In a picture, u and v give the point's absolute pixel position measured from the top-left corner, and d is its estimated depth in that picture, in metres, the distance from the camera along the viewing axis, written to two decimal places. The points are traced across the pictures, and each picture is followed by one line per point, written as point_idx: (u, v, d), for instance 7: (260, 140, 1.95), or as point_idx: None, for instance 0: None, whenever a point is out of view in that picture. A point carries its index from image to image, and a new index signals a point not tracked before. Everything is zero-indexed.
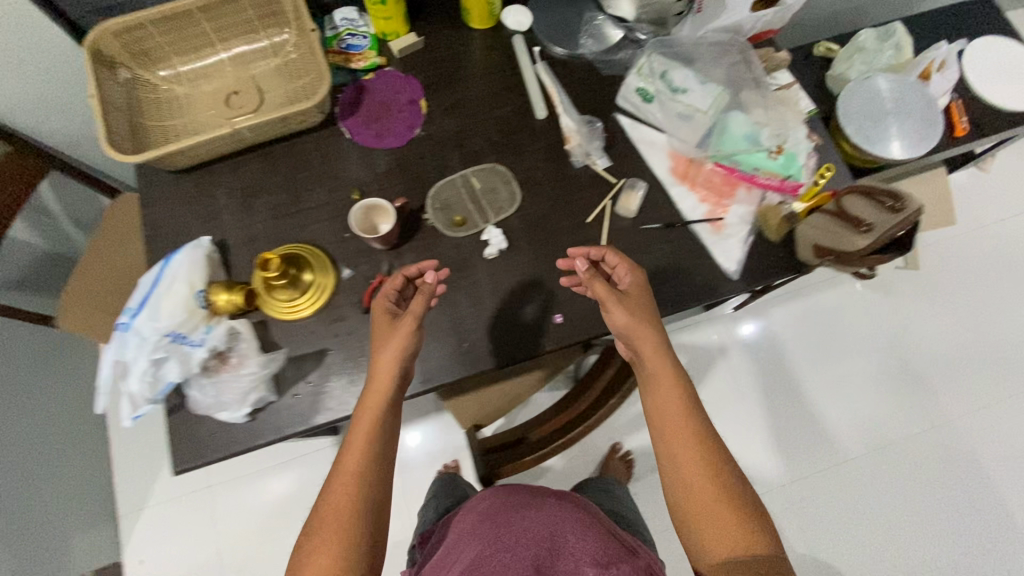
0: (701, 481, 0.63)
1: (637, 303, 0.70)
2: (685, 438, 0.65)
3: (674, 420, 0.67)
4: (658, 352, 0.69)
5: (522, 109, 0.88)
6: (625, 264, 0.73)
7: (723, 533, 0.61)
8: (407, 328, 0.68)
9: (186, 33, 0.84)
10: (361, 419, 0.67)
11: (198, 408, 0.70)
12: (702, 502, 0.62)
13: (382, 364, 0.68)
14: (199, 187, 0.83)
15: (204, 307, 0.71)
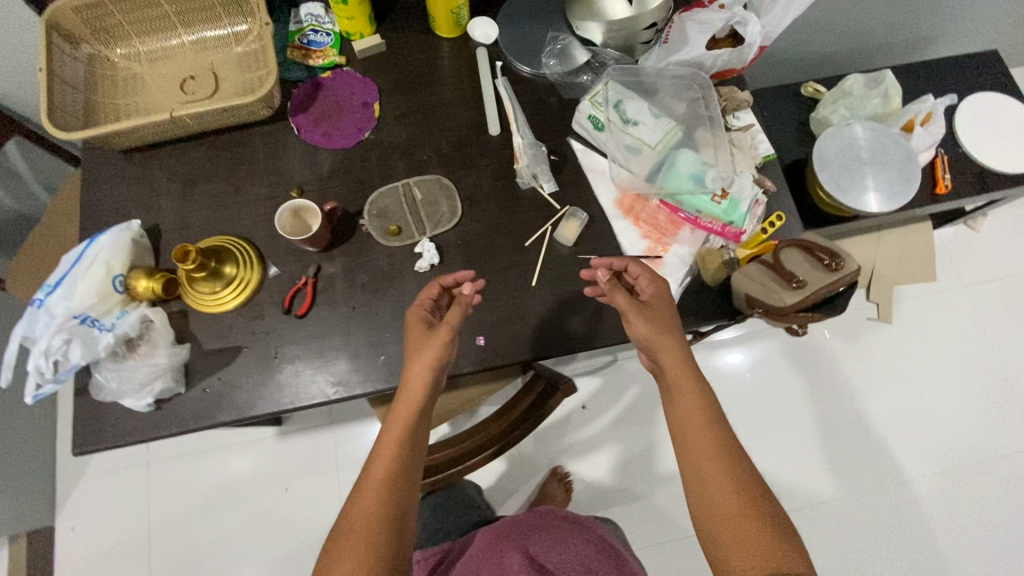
0: (734, 510, 0.61)
1: (659, 322, 0.70)
2: (714, 463, 0.64)
3: (702, 446, 0.65)
4: (684, 375, 0.68)
5: (477, 124, 0.87)
6: (655, 281, 0.72)
7: (753, 552, 0.59)
8: (442, 335, 0.68)
9: (146, 13, 0.84)
10: (393, 423, 0.67)
11: (103, 391, 0.70)
12: (734, 531, 0.60)
13: (415, 368, 0.68)
14: (141, 169, 0.82)
15: (121, 291, 0.72)
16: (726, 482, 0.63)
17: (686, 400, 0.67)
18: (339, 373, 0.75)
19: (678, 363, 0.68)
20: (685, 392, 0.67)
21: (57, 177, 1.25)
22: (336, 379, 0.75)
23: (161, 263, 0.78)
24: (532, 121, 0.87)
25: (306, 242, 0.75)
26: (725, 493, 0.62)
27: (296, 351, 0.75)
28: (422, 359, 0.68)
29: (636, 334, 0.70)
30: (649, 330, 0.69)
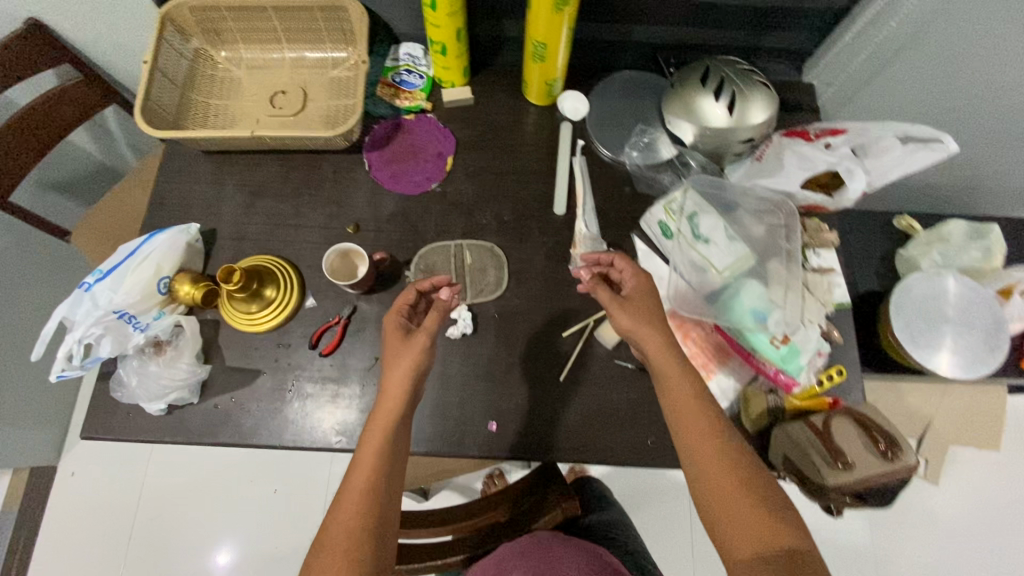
0: (740, 508, 0.54)
1: (648, 313, 0.66)
2: (710, 454, 0.58)
3: (698, 437, 0.59)
4: (669, 367, 0.63)
5: (543, 198, 0.85)
6: (641, 276, 0.69)
7: (753, 532, 0.53)
8: (419, 340, 0.67)
9: (256, 24, 0.87)
10: (371, 434, 0.63)
11: (123, 386, 0.71)
12: (743, 530, 0.53)
13: (392, 366, 0.66)
14: (216, 172, 0.85)
15: (163, 293, 0.73)
16: (727, 475, 0.56)
17: (674, 390, 0.62)
18: (344, 422, 0.73)
19: (665, 355, 0.64)
20: (674, 385, 0.63)
21: (145, 142, 1.31)
22: (339, 429, 0.73)
23: (208, 269, 0.79)
24: (600, 207, 0.84)
25: (346, 285, 0.75)
26: (730, 490, 0.56)
27: (309, 389, 0.74)
28: (407, 355, 0.66)
29: (621, 328, 0.67)
30: (631, 321, 0.66)
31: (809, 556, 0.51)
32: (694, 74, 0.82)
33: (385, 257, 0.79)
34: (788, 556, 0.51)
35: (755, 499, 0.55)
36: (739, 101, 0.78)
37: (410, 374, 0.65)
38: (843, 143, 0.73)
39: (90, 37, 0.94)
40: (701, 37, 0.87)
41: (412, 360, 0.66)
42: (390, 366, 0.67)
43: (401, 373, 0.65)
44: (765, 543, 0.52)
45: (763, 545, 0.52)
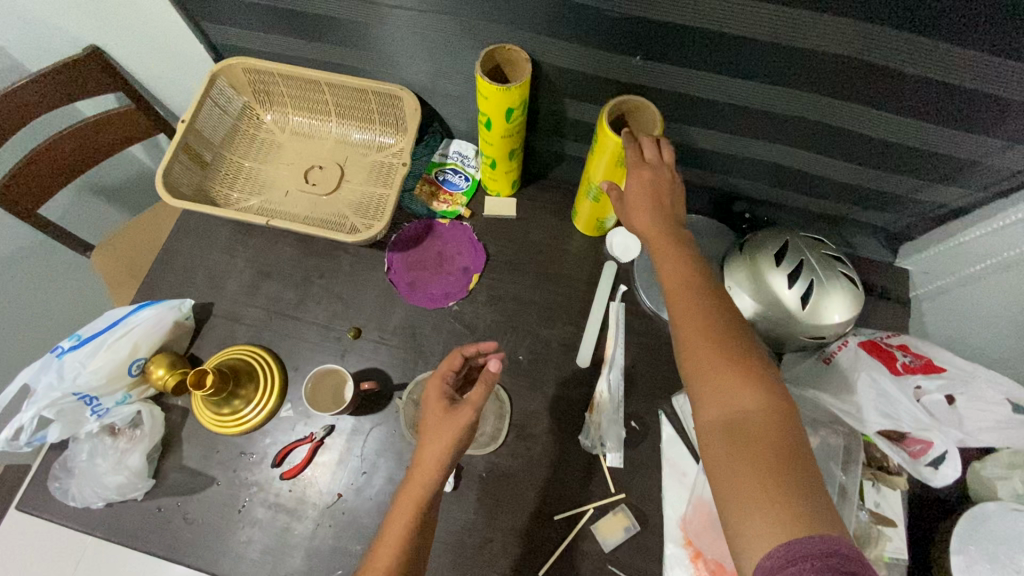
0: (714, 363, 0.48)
1: (649, 184, 0.57)
2: (692, 315, 0.51)
3: (683, 300, 0.52)
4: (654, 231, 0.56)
5: (567, 342, 0.75)
6: (639, 171, 0.57)
7: (728, 390, 0.46)
8: (463, 419, 0.54)
9: (308, 95, 0.82)
10: (397, 514, 0.51)
11: (67, 469, 0.66)
12: (715, 389, 0.47)
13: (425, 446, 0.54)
14: (230, 241, 0.80)
15: (133, 374, 0.67)
16: (706, 337, 0.49)
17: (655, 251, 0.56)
18: (289, 562, 0.64)
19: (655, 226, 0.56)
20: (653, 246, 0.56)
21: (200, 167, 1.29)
22: (279, 572, 0.64)
23: (193, 349, 0.73)
24: (628, 368, 0.73)
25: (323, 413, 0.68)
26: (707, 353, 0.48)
27: (260, 513, 0.66)
28: (457, 422, 0.54)
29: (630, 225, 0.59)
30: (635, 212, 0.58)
31: (777, 409, 0.45)
32: (769, 244, 0.70)
33: (376, 384, 0.71)
34: (764, 417, 0.45)
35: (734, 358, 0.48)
36: (818, 291, 0.66)
37: (445, 458, 0.53)
38: (938, 388, 0.60)
39: (148, 72, 0.92)
40: (782, 199, 0.77)
41: (440, 449, 0.53)
42: (427, 442, 0.54)
43: (435, 454, 0.53)
44: (736, 405, 0.46)
45: (734, 407, 0.46)
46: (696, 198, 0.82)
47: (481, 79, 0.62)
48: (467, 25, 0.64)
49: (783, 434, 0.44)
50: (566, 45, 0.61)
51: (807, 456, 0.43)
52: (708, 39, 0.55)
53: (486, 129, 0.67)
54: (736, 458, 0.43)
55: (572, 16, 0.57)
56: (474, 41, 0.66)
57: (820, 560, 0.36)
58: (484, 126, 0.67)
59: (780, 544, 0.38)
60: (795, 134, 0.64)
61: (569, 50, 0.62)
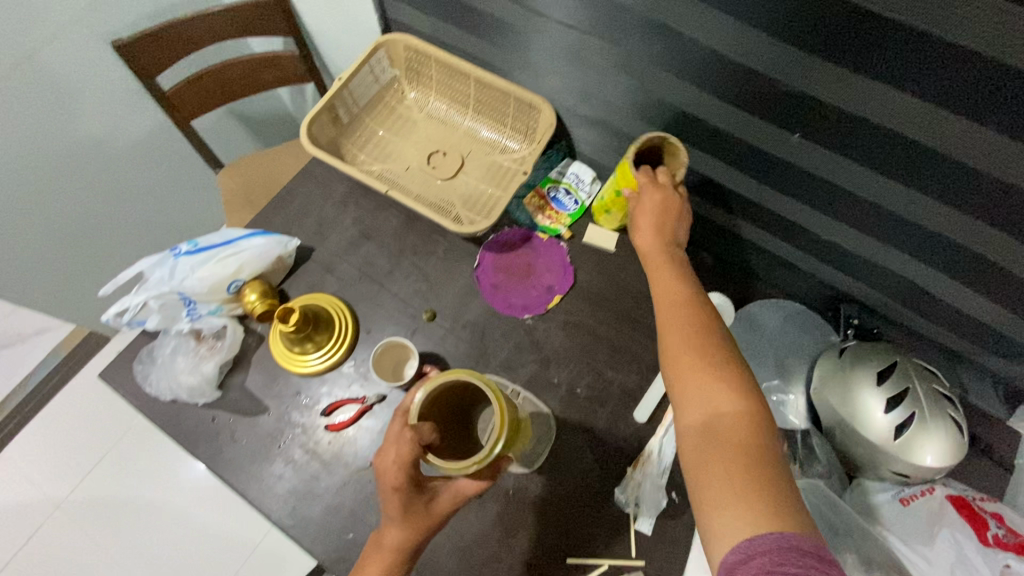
0: (700, 366, 0.49)
1: (662, 200, 0.62)
2: (685, 332, 0.52)
3: (675, 315, 0.54)
4: (651, 249, 0.62)
5: (629, 391, 0.73)
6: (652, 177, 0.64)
7: (710, 391, 0.48)
8: (440, 511, 0.55)
9: (453, 84, 0.85)
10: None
11: (151, 357, 0.72)
12: (699, 391, 0.48)
13: (398, 530, 0.54)
14: (345, 197, 0.84)
15: (230, 292, 0.73)
16: (699, 353, 0.50)
17: (655, 274, 0.60)
18: (309, 509, 0.66)
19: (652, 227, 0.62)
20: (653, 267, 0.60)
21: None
22: (297, 516, 0.66)
23: (284, 285, 0.78)
24: None
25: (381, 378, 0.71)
26: (704, 377, 0.49)
27: (296, 455, 0.69)
28: (442, 501, 0.56)
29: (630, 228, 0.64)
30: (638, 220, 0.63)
31: (753, 424, 0.45)
32: (874, 358, 0.65)
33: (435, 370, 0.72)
34: (743, 435, 0.45)
35: (717, 366, 0.49)
36: (915, 427, 0.61)
37: (407, 544, 0.54)
38: None
39: (320, 28, 0.99)
40: (900, 316, 0.71)
41: (410, 535, 0.54)
42: (401, 524, 0.54)
43: (402, 540, 0.54)
44: (712, 407, 0.47)
45: (713, 411, 0.47)
46: (803, 288, 0.78)
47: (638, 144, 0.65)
48: (627, 60, 0.64)
49: (756, 439, 0.45)
50: (720, 103, 0.61)
51: (785, 475, 0.43)
52: (874, 137, 0.53)
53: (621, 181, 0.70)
54: (709, 455, 0.45)
55: (737, 79, 0.57)
56: (629, 77, 0.66)
57: (778, 555, 0.38)
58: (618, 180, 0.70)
59: (746, 538, 0.40)
60: (937, 255, 0.60)
61: (722, 109, 0.61)
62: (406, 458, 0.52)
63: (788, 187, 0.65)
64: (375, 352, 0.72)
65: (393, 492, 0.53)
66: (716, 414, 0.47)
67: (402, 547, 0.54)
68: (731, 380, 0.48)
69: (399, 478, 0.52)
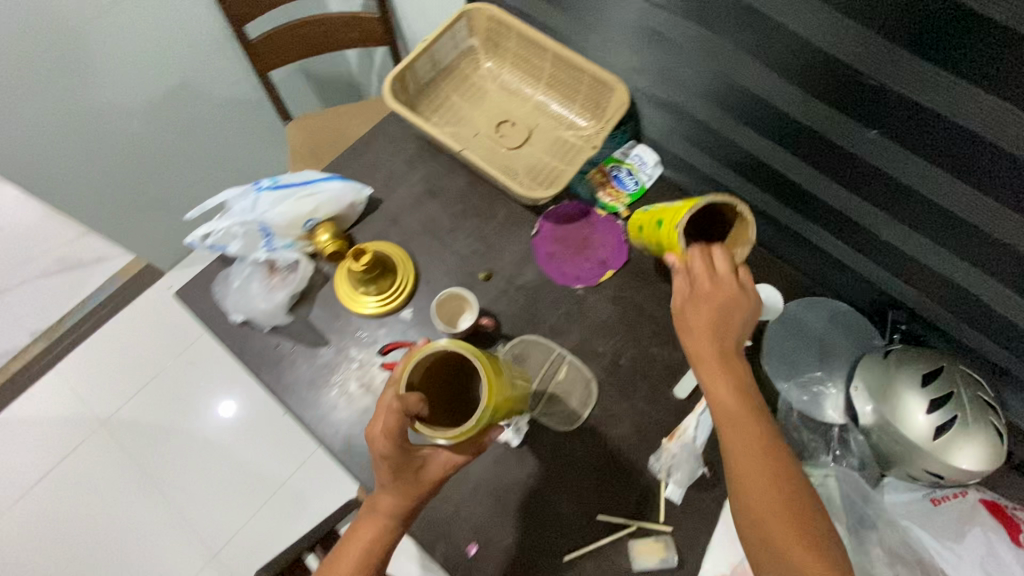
0: (777, 517, 0.52)
1: (727, 303, 0.59)
2: (761, 475, 0.53)
3: (748, 451, 0.54)
4: (710, 353, 0.58)
5: (671, 368, 0.75)
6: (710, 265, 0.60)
7: (791, 549, 0.51)
8: (429, 478, 0.57)
9: (530, 57, 0.88)
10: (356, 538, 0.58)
11: (226, 281, 0.76)
12: (778, 544, 0.51)
13: (393, 494, 0.57)
14: (414, 155, 0.88)
15: (304, 230, 0.77)
16: (776, 500, 0.52)
17: (714, 384, 0.57)
18: (358, 438, 0.70)
19: (711, 332, 0.58)
20: (712, 374, 0.57)
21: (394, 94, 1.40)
22: (348, 443, 0.70)
23: (351, 231, 0.82)
24: None
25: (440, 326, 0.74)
26: (770, 514, 0.52)
27: (350, 388, 0.73)
28: (432, 469, 0.58)
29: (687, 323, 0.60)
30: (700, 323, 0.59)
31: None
32: (920, 361, 0.67)
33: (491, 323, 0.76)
34: None
35: (796, 522, 0.52)
36: (956, 429, 0.62)
37: (399, 508, 0.57)
38: None
39: None
40: (950, 328, 0.72)
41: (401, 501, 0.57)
42: (395, 489, 0.57)
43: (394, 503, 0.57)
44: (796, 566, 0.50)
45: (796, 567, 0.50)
46: (853, 290, 0.79)
47: (700, 201, 0.63)
48: (712, 44, 0.66)
49: None
50: (801, 92, 0.62)
51: None
52: (953, 137, 0.54)
53: (662, 238, 0.67)
54: None
55: (823, 68, 0.58)
56: (710, 61, 0.68)
57: None
58: (660, 234, 0.68)
59: None
60: (999, 266, 0.60)
61: (802, 98, 0.63)
62: (394, 429, 0.52)
63: (854, 183, 0.66)
64: (436, 301, 0.76)
65: (381, 459, 0.55)
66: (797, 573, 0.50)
67: (396, 511, 0.58)
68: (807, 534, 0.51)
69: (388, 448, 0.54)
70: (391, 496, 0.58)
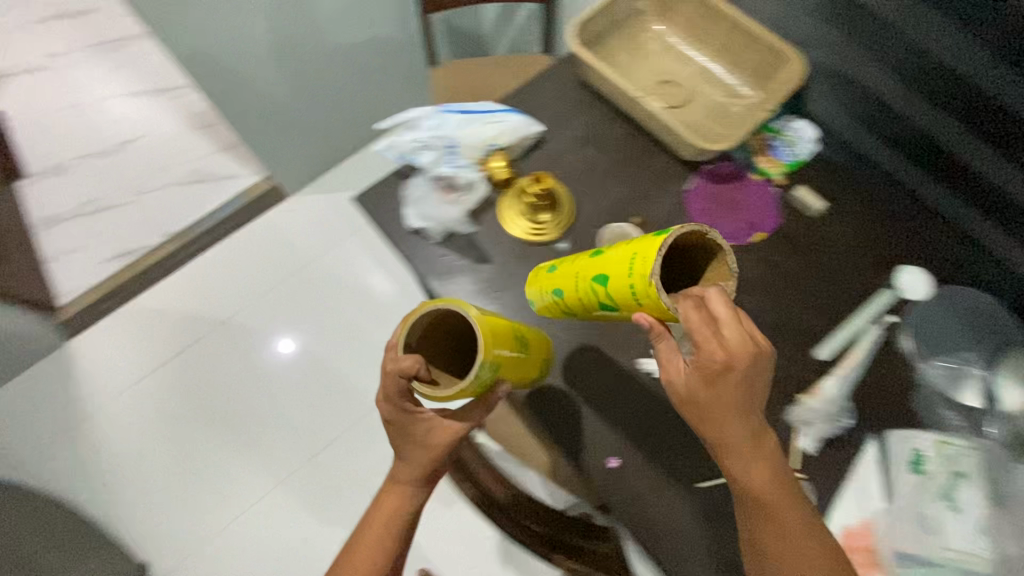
0: (807, 553, 0.56)
1: (747, 371, 0.50)
2: (789, 518, 0.56)
3: (777, 503, 0.55)
4: (728, 424, 0.52)
5: (814, 331, 0.78)
6: (711, 316, 0.49)
7: None
8: (436, 444, 0.61)
9: (703, 22, 0.90)
10: (377, 511, 0.66)
11: (406, 190, 0.83)
12: None
13: (408, 464, 0.62)
14: (578, 101, 0.91)
15: (483, 154, 0.82)
16: (800, 533, 0.56)
17: (733, 452, 0.53)
18: None
19: (731, 407, 0.51)
20: (733, 443, 0.53)
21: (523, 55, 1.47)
22: None
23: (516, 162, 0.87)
24: (858, 383, 0.75)
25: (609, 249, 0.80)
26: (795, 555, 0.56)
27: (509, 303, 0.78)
28: (433, 436, 0.60)
29: (691, 403, 0.52)
30: (714, 403, 0.51)
31: None
32: None
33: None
34: None
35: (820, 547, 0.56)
36: None
37: (422, 471, 0.63)
38: None
39: None
40: None
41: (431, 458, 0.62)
42: (408, 458, 0.62)
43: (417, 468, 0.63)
44: None
45: None
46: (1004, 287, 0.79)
47: (663, 245, 0.50)
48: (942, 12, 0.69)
49: None
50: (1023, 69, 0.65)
51: None
52: None
53: (631, 296, 0.53)
54: None
55: None
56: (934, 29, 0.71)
57: None
58: (628, 289, 0.53)
59: None
60: None
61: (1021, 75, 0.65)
62: (396, 389, 0.56)
63: None
64: (599, 236, 0.82)
65: (387, 424, 0.61)
66: None
67: (417, 478, 0.63)
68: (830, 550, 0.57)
69: (395, 398, 0.57)
70: (406, 466, 0.63)
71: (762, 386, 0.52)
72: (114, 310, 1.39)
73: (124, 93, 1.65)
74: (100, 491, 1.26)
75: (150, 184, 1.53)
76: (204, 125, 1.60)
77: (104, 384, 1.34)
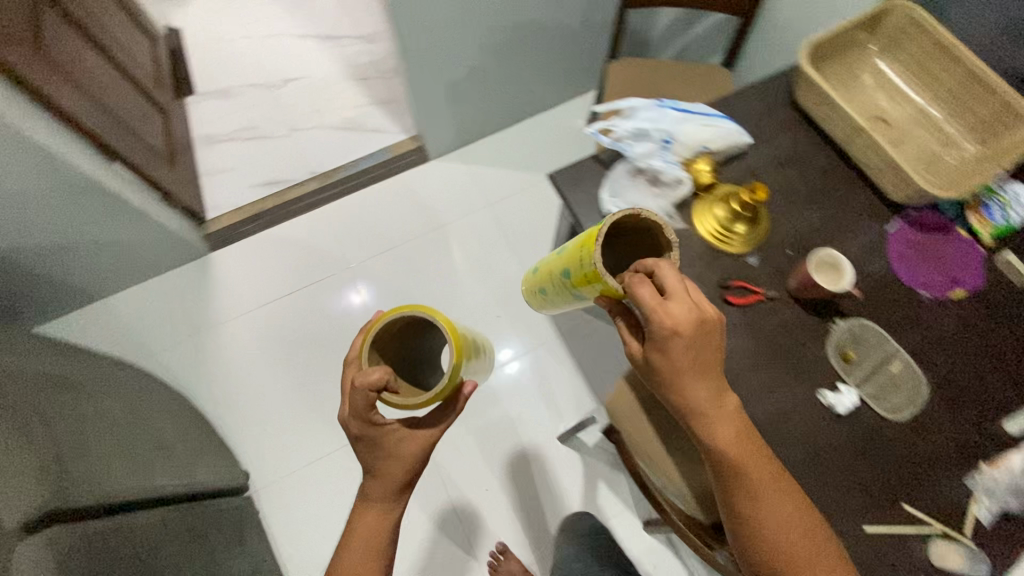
0: (784, 497, 0.63)
1: (694, 327, 0.58)
2: (762, 469, 0.63)
3: (746, 453, 0.63)
4: (692, 375, 0.61)
5: (1004, 402, 0.75)
6: (668, 294, 0.57)
7: (799, 523, 0.62)
8: (405, 454, 0.73)
9: (932, 65, 0.88)
10: (355, 513, 0.76)
11: (608, 176, 0.83)
12: (794, 521, 0.62)
13: (387, 466, 0.73)
14: (784, 121, 0.90)
15: (693, 154, 0.82)
16: (772, 481, 0.63)
17: (702, 405, 0.62)
18: None
19: (691, 362, 0.60)
20: (697, 398, 0.61)
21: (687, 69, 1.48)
22: None
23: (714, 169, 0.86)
24: None
25: (812, 278, 0.74)
26: (773, 500, 0.63)
27: None
28: (406, 445, 0.73)
29: (664, 368, 0.60)
30: (678, 362, 0.60)
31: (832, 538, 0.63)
32: None
33: (853, 294, 0.79)
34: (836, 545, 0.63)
35: (789, 490, 0.64)
36: None
37: (403, 476, 0.74)
38: None
39: None
40: None
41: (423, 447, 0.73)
42: (388, 460, 0.73)
43: (399, 468, 0.73)
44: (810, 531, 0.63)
45: (813, 531, 0.63)
46: None
47: (602, 231, 0.60)
48: None
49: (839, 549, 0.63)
50: None
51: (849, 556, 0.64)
52: None
53: (586, 281, 0.64)
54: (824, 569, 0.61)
55: None
56: None
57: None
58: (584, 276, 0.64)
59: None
60: None
61: None
62: (363, 404, 0.63)
63: None
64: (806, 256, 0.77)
65: (359, 439, 0.71)
66: (813, 541, 0.62)
67: (387, 491, 0.75)
68: (797, 496, 0.64)
69: (363, 414, 0.66)
70: (381, 482, 0.75)
71: (716, 347, 0.61)
72: (258, 233, 1.47)
73: (294, 34, 1.74)
74: (218, 395, 1.32)
75: (306, 122, 1.61)
76: (363, 78, 1.66)
77: (234, 299, 1.41)
